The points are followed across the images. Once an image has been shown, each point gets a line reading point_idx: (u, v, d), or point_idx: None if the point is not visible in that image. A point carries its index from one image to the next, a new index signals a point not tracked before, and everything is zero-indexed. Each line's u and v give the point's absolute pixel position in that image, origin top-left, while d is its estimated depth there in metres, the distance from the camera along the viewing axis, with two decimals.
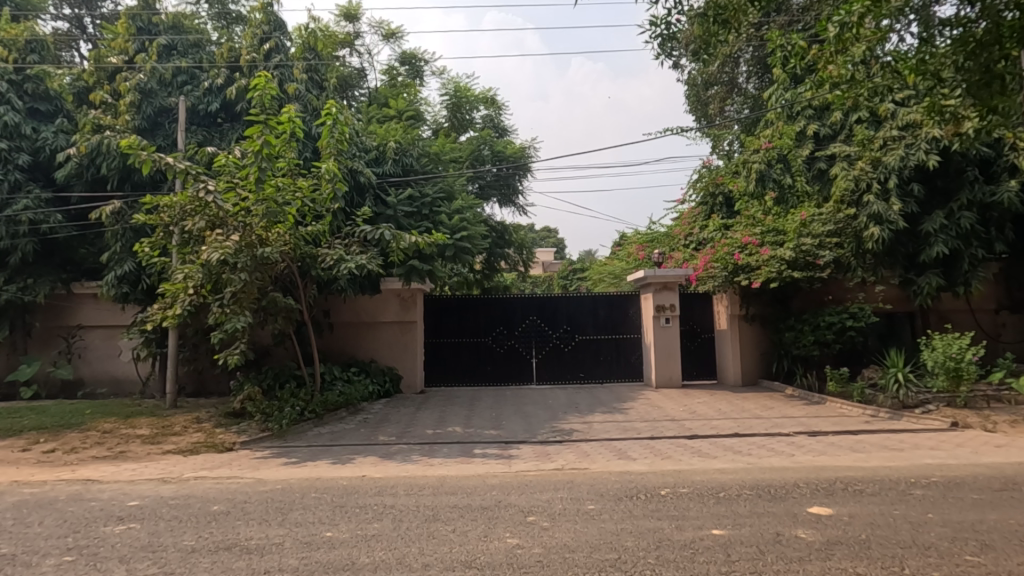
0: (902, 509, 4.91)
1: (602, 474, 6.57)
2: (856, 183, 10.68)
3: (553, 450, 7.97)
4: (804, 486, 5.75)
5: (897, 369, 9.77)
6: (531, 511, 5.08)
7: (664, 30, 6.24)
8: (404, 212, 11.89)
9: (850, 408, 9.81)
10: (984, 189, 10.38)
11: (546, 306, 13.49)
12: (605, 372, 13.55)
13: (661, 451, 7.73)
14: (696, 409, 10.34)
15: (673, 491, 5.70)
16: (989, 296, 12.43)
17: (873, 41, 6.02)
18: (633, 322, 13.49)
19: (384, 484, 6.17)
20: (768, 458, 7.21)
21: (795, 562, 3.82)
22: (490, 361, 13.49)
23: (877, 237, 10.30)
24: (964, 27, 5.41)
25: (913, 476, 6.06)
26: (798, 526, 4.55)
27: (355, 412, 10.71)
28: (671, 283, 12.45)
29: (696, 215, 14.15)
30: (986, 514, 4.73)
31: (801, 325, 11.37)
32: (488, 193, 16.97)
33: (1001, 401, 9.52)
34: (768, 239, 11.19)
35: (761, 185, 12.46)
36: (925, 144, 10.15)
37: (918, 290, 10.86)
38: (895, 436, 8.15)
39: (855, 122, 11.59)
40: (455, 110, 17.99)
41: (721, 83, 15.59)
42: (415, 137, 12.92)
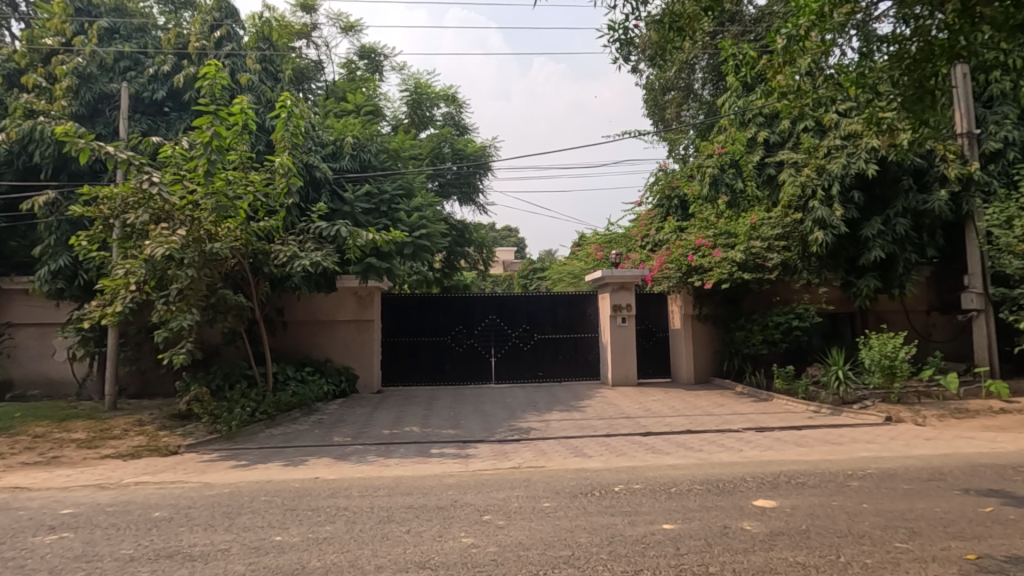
0: (840, 500, 5.17)
1: (558, 472, 6.64)
2: (802, 189, 11.05)
3: (511, 449, 8.00)
4: (751, 480, 5.98)
5: (838, 366, 10.25)
6: (487, 509, 5.09)
7: (622, 36, 6.31)
8: (362, 208, 11.66)
9: (795, 404, 10.27)
10: (917, 198, 10.98)
11: (506, 305, 13.52)
12: (564, 371, 13.70)
13: (617, 448, 7.88)
14: (651, 407, 10.57)
15: (626, 488, 5.81)
16: (921, 299, 13.18)
17: (818, 53, 6.33)
18: (592, 322, 13.68)
19: (338, 486, 6.05)
20: (717, 454, 7.44)
21: (739, 554, 3.97)
22: (449, 360, 13.42)
23: (822, 241, 10.79)
24: (900, 44, 5.77)
25: (851, 468, 6.40)
26: (744, 518, 4.73)
27: (310, 412, 10.48)
28: (627, 283, 12.72)
29: (653, 216, 14.65)
30: (914, 503, 5.03)
31: (751, 325, 11.82)
32: (448, 191, 16.86)
33: (930, 396, 10.11)
34: (720, 241, 11.53)
35: (714, 189, 12.94)
36: (865, 153, 10.71)
37: (858, 291, 11.48)
38: (835, 431, 8.57)
39: (801, 130, 11.82)
40: (416, 106, 17.79)
41: (677, 88, 16.02)
42: (374, 132, 12.75)
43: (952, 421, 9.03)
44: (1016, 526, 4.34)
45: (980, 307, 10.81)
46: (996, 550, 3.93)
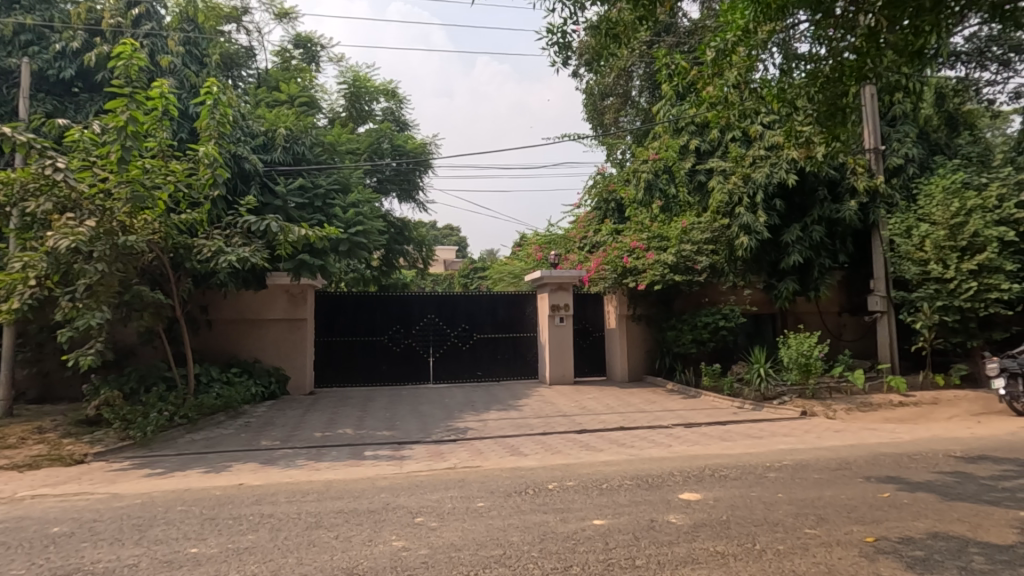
0: (758, 491, 5.48)
1: (494, 471, 6.66)
2: (730, 196, 11.76)
3: (447, 449, 7.94)
4: (678, 474, 6.22)
5: (760, 364, 10.85)
6: (420, 511, 5.02)
7: (560, 39, 6.40)
8: (295, 203, 11.25)
9: (720, 401, 10.80)
10: (831, 207, 11.81)
11: (445, 304, 13.40)
12: (503, 371, 13.74)
13: (552, 446, 8.00)
14: (586, 405, 10.79)
15: (559, 485, 5.90)
16: (834, 300, 14.15)
17: (743, 68, 6.71)
18: (530, 322, 13.80)
19: (264, 492, 5.79)
20: (648, 450, 7.70)
21: (664, 546, 4.12)
22: (387, 360, 13.16)
23: (747, 245, 11.40)
24: (815, 64, 6.19)
25: (769, 461, 6.79)
26: (670, 511, 4.92)
27: (235, 415, 9.95)
28: (565, 283, 12.94)
29: (591, 219, 15.08)
30: (823, 491, 5.41)
31: (681, 325, 12.31)
32: (387, 187, 16.55)
33: (841, 391, 10.90)
34: (653, 244, 11.92)
35: (649, 193, 13.45)
36: (786, 164, 11.40)
37: (778, 294, 12.22)
38: (756, 425, 9.08)
39: (729, 140, 12.47)
40: (354, 100, 17.32)
41: (616, 94, 16.48)
42: (308, 124, 12.30)
43: (859, 414, 9.78)
44: (909, 510, 4.75)
45: (883, 309, 11.68)
46: (891, 532, 4.28)
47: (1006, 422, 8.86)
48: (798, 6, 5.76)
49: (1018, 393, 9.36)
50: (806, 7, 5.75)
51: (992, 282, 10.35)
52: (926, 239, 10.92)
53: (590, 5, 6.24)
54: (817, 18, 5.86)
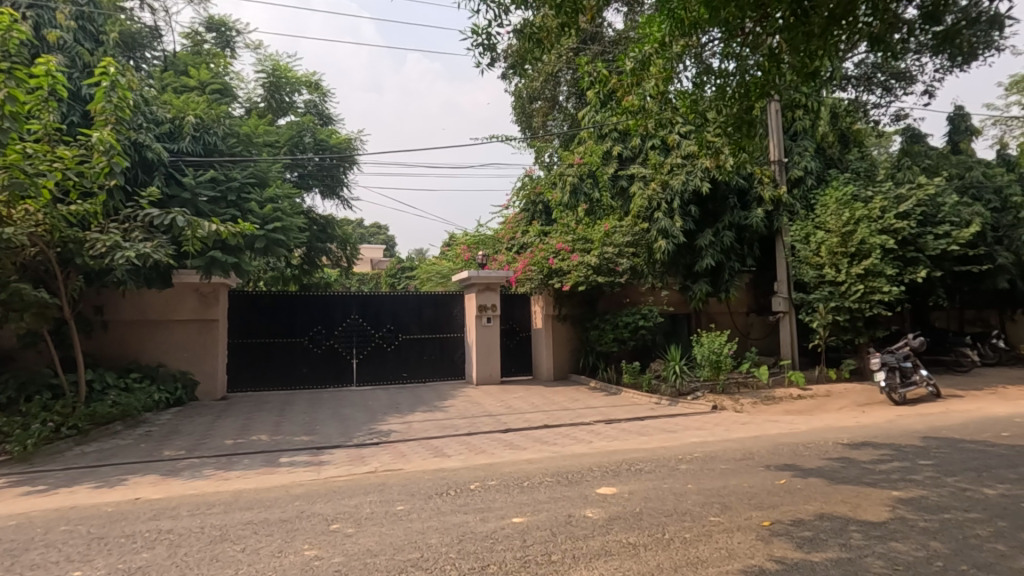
0: (670, 483, 5.76)
1: (416, 473, 6.57)
2: (649, 201, 12.31)
3: (368, 453, 7.75)
4: (596, 469, 6.42)
5: (676, 362, 11.41)
6: (336, 518, 4.87)
7: (485, 41, 6.38)
8: (206, 196, 10.57)
9: (640, 397, 11.25)
10: (740, 214, 12.64)
11: (369, 304, 13.07)
12: (429, 372, 13.58)
13: (476, 446, 8.00)
14: (512, 404, 10.89)
15: (481, 484, 5.92)
16: (743, 302, 15.12)
17: (661, 79, 7.01)
18: (457, 322, 13.75)
19: (164, 506, 5.38)
20: (570, 447, 7.88)
21: (579, 540, 4.23)
22: (307, 362, 12.64)
23: (664, 249, 12.03)
24: (724, 79, 6.58)
25: (681, 453, 7.16)
26: (587, 506, 5.06)
27: (134, 425, 9.18)
28: (492, 283, 12.99)
29: (519, 220, 15.26)
30: (728, 480, 5.78)
31: (604, 324, 12.71)
32: (308, 183, 15.88)
33: (748, 386, 11.65)
34: (578, 246, 12.22)
35: (575, 197, 13.73)
36: (700, 173, 12.06)
37: (692, 295, 12.93)
38: (671, 420, 9.54)
39: (650, 148, 13.03)
40: (273, 90, 16.49)
41: (544, 98, 16.79)
42: (222, 113, 11.54)
43: (763, 407, 10.53)
44: (800, 494, 5.17)
45: (785, 310, 12.59)
46: (785, 516, 4.64)
47: (886, 411, 9.85)
48: (708, 24, 6.07)
49: (895, 384, 10.40)
50: (716, 25, 6.07)
51: (876, 285, 11.42)
52: (821, 245, 11.96)
53: (515, 9, 6.28)
54: (725, 36, 6.22)
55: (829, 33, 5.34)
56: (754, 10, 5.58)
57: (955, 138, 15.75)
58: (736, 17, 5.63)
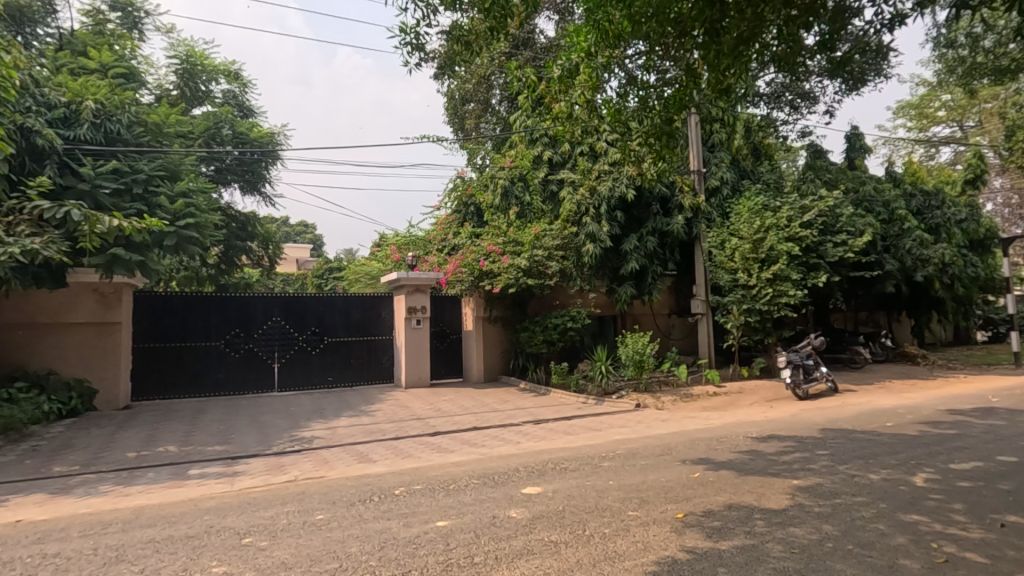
0: (593, 480, 5.92)
1: (339, 480, 6.37)
2: (578, 206, 12.68)
3: (288, 461, 7.43)
4: (523, 469, 6.49)
5: (602, 362, 11.76)
6: (249, 531, 4.63)
7: (413, 39, 6.30)
8: (107, 189, 9.76)
9: (567, 397, 11.49)
10: (662, 220, 13.27)
11: (292, 306, 12.53)
12: (356, 376, 13.20)
13: (403, 451, 7.88)
14: (441, 407, 10.80)
15: (407, 489, 5.83)
16: (665, 304, 15.82)
17: (587, 87, 7.10)
18: (386, 325, 13.46)
19: (51, 528, 4.90)
20: (498, 448, 7.91)
21: (502, 541, 4.26)
22: (223, 368, 11.93)
23: (592, 252, 12.38)
24: (646, 90, 6.86)
25: (604, 451, 7.38)
26: (512, 506, 5.11)
27: (18, 439, 8.29)
28: (422, 285, 12.85)
29: (450, 221, 15.18)
30: (647, 476, 6.02)
31: (534, 326, 12.88)
32: (226, 177, 15.02)
33: (669, 384, 12.21)
34: (508, 248, 12.32)
35: (506, 200, 13.78)
36: (625, 180, 12.60)
37: (618, 297, 13.37)
38: (597, 419, 9.82)
39: (578, 154, 13.43)
40: (187, 77, 15.46)
41: (476, 100, 16.83)
42: (126, 99, 10.71)
43: (682, 404, 11.06)
44: (712, 486, 5.48)
45: (702, 312, 13.32)
46: (697, 507, 4.89)
47: (790, 405, 10.62)
48: (632, 37, 6.29)
49: (799, 380, 11.23)
50: (639, 38, 6.29)
51: (783, 288, 12.30)
52: (735, 251, 12.76)
53: (443, 11, 6.26)
54: (647, 49, 6.47)
55: (740, 51, 5.68)
56: (673, 27, 5.83)
57: (852, 155, 17.26)
58: (657, 31, 5.89)
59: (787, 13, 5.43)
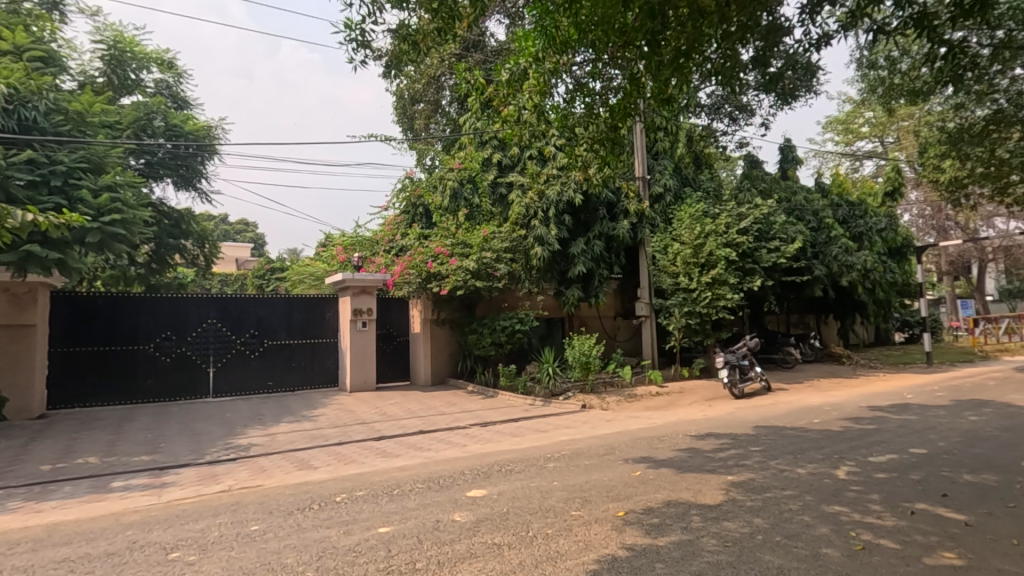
0: (537, 481, 5.98)
1: (277, 489, 6.14)
2: (527, 209, 12.82)
3: (223, 470, 7.10)
4: (468, 472, 6.46)
5: (550, 364, 11.89)
6: (177, 545, 4.39)
7: (358, 36, 6.15)
8: (20, 180, 9.07)
9: (515, 399, 11.55)
10: (609, 224, 13.57)
11: (229, 308, 12.01)
12: (298, 380, 12.76)
13: (346, 456, 7.68)
14: (387, 411, 10.61)
15: (348, 496, 5.69)
16: (611, 306, 16.18)
17: (536, 92, 7.18)
18: (330, 327, 13.10)
19: None
20: (444, 451, 7.85)
21: (445, 545, 4.22)
22: (152, 373, 11.27)
23: (540, 255, 12.53)
24: (592, 97, 7.01)
25: (550, 452, 7.46)
26: (456, 510, 5.08)
27: None
28: (369, 287, 12.61)
29: (398, 222, 14.90)
30: (590, 475, 6.13)
31: (482, 328, 12.85)
32: (158, 171, 14.26)
33: (613, 385, 12.48)
34: (457, 250, 12.27)
35: (455, 202, 13.72)
36: (573, 185, 12.81)
37: (565, 300, 13.53)
38: (543, 420, 9.91)
39: (527, 157, 13.58)
40: (115, 64, 14.55)
41: (426, 101, 16.70)
42: (43, 85, 10.03)
43: (626, 404, 11.34)
44: (652, 484, 5.64)
45: (646, 314, 13.73)
46: (637, 505, 5.02)
47: (727, 404, 11.08)
48: (578, 45, 6.40)
49: (735, 379, 11.73)
50: (585, 46, 6.42)
51: (721, 292, 12.83)
52: (678, 256, 13.21)
53: (390, 9, 6.16)
54: (594, 57, 6.62)
55: (681, 63, 5.89)
56: (618, 37, 5.97)
57: (785, 166, 18.22)
58: (602, 40, 6.02)
59: (725, 29, 5.67)
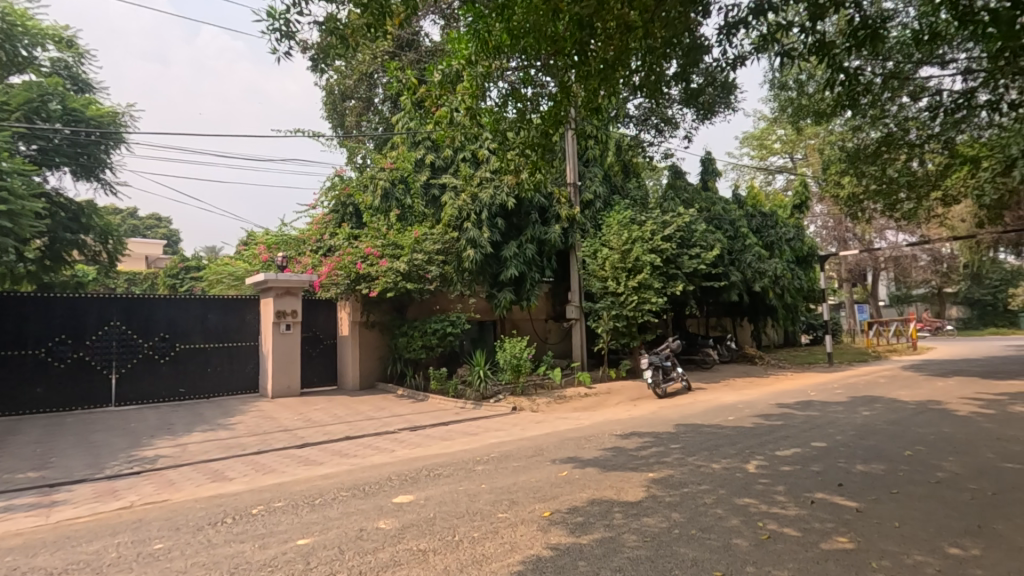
0: (466, 484, 5.95)
1: (186, 503, 5.74)
2: (460, 211, 12.83)
3: (124, 485, 6.55)
4: (395, 478, 6.33)
5: (481, 367, 11.87)
6: (67, 570, 4.00)
7: (283, 27, 5.87)
8: None
9: (446, 403, 11.46)
10: (540, 229, 13.80)
11: (137, 310, 11.16)
12: (213, 386, 12.00)
13: (265, 466, 7.31)
14: (311, 417, 10.20)
15: (266, 507, 5.41)
16: (542, 310, 16.43)
17: (469, 94, 7.14)
18: (250, 330, 12.44)
19: None
20: (370, 457, 7.64)
21: (368, 554, 4.11)
22: (43, 380, 10.23)
23: (472, 258, 12.55)
24: (523, 102, 7.07)
25: (479, 455, 7.45)
26: (381, 517, 4.95)
27: None
28: (294, 288, 12.11)
29: (327, 221, 14.25)
30: (518, 477, 6.18)
31: (412, 331, 12.60)
32: (54, 159, 13.01)
33: (544, 387, 12.65)
34: (387, 251, 11.97)
35: (386, 201, 13.41)
36: (506, 189, 12.92)
37: (498, 303, 13.52)
38: (474, 423, 9.89)
39: (461, 160, 13.59)
40: (3, 39, 13.12)
41: (357, 98, 16.34)
42: None
43: (555, 405, 11.54)
44: (578, 484, 5.76)
45: (576, 317, 14.06)
46: (563, 505, 5.11)
47: (651, 404, 11.53)
48: (510, 50, 6.46)
49: (659, 380, 12.22)
50: (517, 53, 6.49)
51: (646, 296, 13.36)
52: (606, 261, 13.63)
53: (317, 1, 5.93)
54: (526, 64, 6.71)
55: (608, 73, 6.11)
56: (549, 44, 6.04)
57: (705, 177, 19.24)
58: (533, 47, 6.09)
59: (651, 43, 5.92)
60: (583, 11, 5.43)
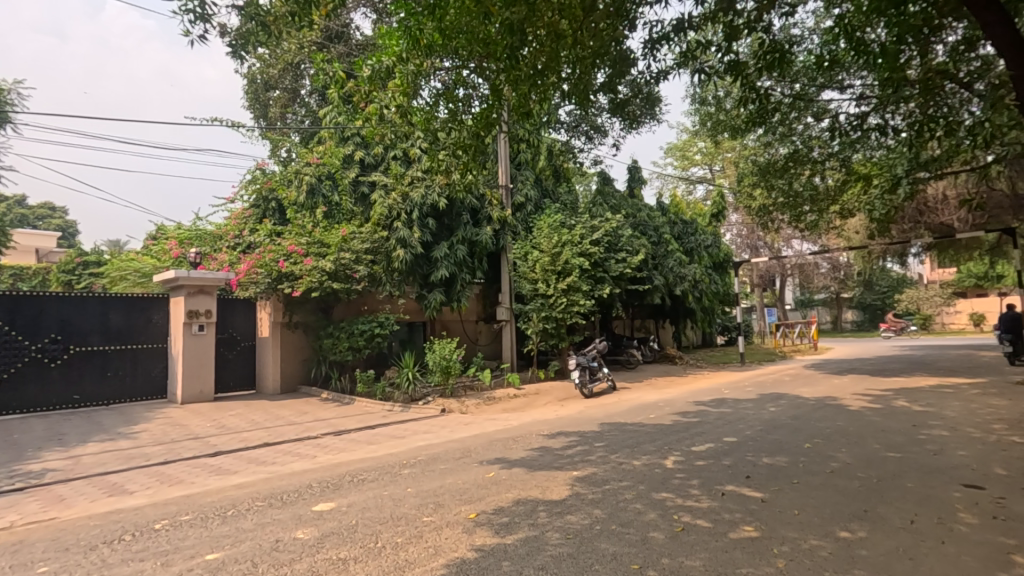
0: (390, 489, 5.83)
1: (78, 521, 5.24)
2: (389, 210, 12.55)
3: (3, 503, 5.88)
4: (316, 485, 6.10)
5: (409, 369, 11.68)
6: None
7: (198, 9, 5.51)
8: None
9: (372, 406, 11.18)
10: (471, 230, 13.74)
11: (22, 309, 10.07)
12: (114, 392, 11.03)
13: (173, 476, 6.82)
14: (226, 423, 9.62)
15: (171, 521, 5.05)
16: (473, 311, 16.43)
17: (400, 91, 7.03)
18: (157, 331, 11.57)
19: None
20: (290, 464, 7.31)
21: (283, 566, 3.92)
22: None
23: (402, 258, 12.32)
24: (454, 103, 7.03)
25: (406, 458, 7.32)
26: (299, 527, 4.75)
27: None
28: (208, 287, 11.38)
29: (247, 216, 13.60)
30: (445, 480, 6.13)
31: (338, 332, 12.19)
32: None
33: (473, 388, 12.63)
34: (312, 249, 11.51)
35: (311, 198, 12.92)
36: (437, 189, 12.79)
37: (428, 303, 13.35)
38: (401, 426, 9.72)
39: (391, 158, 13.31)
40: None
41: (282, 88, 15.66)
42: None
43: (484, 406, 11.56)
44: (504, 484, 5.80)
45: (506, 318, 14.09)
46: (488, 506, 5.12)
47: (577, 403, 11.81)
48: (443, 50, 6.40)
49: (586, 380, 12.54)
50: (449, 53, 6.46)
51: (575, 298, 13.67)
52: (537, 263, 13.84)
53: None
54: (458, 65, 6.69)
55: (538, 80, 6.22)
56: (480, 46, 6.08)
57: (631, 184, 20.00)
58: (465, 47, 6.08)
59: (580, 53, 6.15)
60: (515, 16, 5.45)
